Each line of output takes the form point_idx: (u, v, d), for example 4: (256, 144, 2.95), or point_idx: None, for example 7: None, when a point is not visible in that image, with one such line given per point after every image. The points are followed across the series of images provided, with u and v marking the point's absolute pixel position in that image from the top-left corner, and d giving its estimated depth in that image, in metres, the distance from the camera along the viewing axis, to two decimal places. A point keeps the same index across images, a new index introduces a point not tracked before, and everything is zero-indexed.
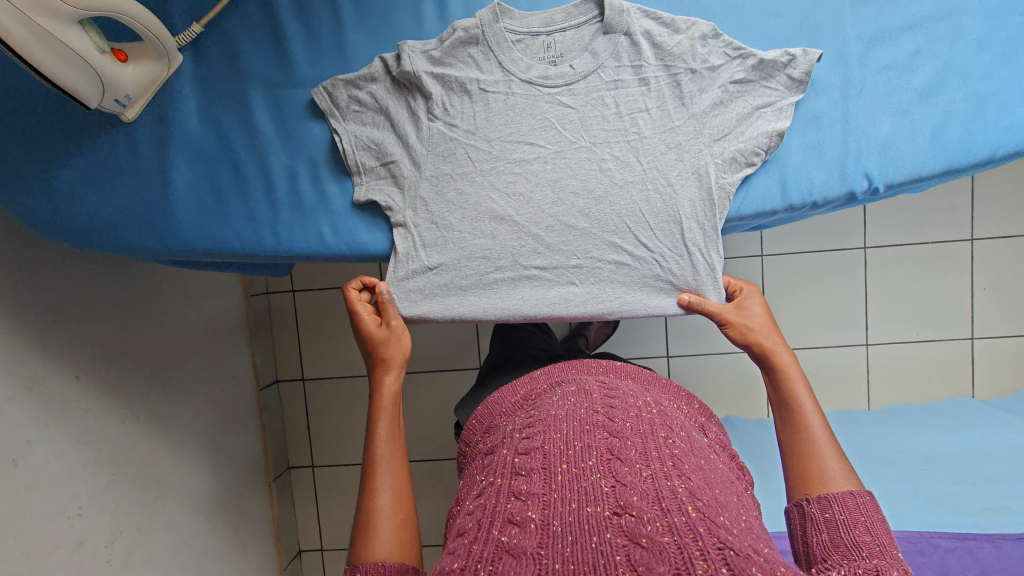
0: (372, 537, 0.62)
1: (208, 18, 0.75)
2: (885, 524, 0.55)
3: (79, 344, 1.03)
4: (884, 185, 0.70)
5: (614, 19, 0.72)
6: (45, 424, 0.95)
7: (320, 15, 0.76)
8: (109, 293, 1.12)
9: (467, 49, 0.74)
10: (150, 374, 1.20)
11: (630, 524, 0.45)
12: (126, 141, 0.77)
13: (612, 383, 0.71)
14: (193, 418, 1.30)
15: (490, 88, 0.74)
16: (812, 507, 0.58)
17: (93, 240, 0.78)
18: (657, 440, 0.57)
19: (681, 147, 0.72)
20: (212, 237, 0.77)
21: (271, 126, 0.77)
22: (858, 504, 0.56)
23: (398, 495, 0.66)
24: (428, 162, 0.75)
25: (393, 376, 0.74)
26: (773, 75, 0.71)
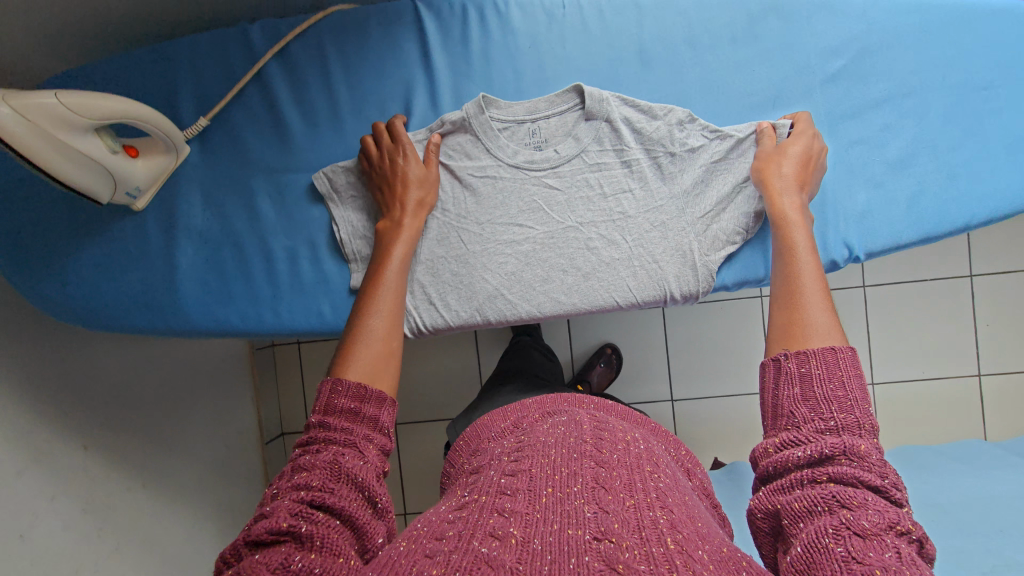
0: (353, 351, 0.58)
1: (214, 112, 0.79)
2: (861, 381, 0.49)
3: (84, 413, 1.05)
4: (864, 254, 0.73)
5: (595, 107, 0.74)
6: (52, 496, 0.97)
7: (318, 104, 0.80)
8: (112, 368, 1.13)
9: (456, 139, 0.77)
10: (157, 441, 1.20)
11: (609, 550, 0.41)
12: (136, 228, 0.81)
13: (604, 418, 0.67)
14: (199, 480, 1.30)
15: (481, 172, 0.77)
16: (789, 362, 0.52)
17: (104, 322, 0.81)
18: (643, 474, 0.53)
19: (666, 226, 0.75)
20: (217, 317, 0.80)
21: (272, 209, 0.81)
22: (838, 359, 0.50)
23: (391, 329, 0.62)
24: (423, 245, 0.78)
25: (411, 220, 0.73)
26: (749, 152, 0.74)
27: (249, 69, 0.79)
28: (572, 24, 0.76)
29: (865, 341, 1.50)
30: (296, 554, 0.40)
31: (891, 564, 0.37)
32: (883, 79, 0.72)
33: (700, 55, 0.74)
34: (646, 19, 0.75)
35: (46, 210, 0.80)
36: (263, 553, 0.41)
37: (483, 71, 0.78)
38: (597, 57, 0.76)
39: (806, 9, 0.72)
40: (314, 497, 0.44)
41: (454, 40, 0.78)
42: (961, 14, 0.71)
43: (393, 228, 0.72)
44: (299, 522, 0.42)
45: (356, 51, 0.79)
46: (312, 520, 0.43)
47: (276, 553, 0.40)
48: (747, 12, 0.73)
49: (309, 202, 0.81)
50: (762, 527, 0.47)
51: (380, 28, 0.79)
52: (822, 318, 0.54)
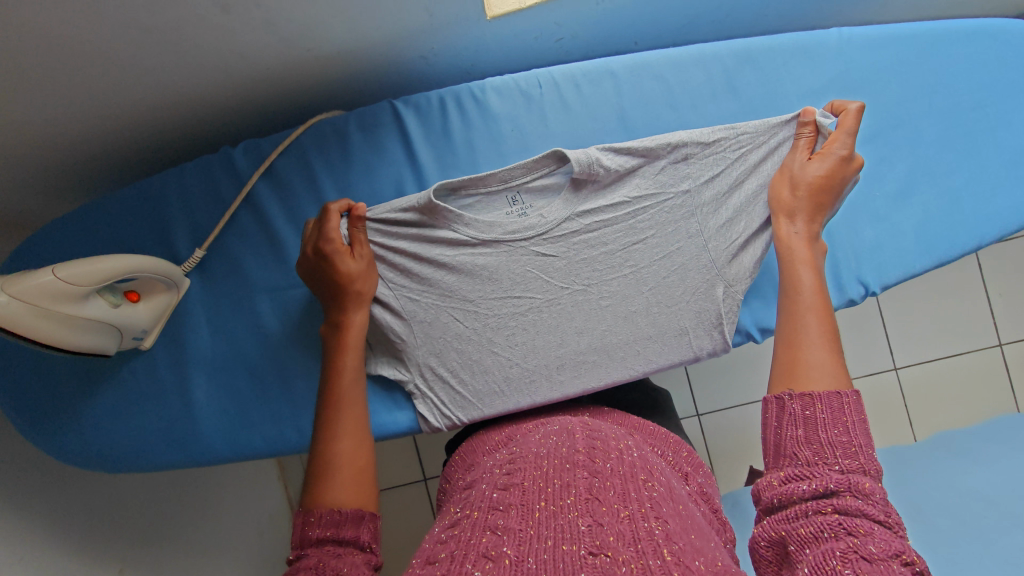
0: (327, 483, 0.61)
1: (209, 241, 0.79)
2: (864, 425, 0.50)
3: (111, 540, 1.03)
4: (880, 288, 0.72)
5: (582, 170, 0.70)
6: None
7: (310, 215, 0.79)
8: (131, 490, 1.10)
9: (429, 226, 0.74)
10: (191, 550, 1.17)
11: (606, 568, 0.39)
12: (146, 367, 0.80)
13: (597, 424, 0.62)
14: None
15: (457, 253, 0.74)
16: (793, 402, 0.52)
17: (127, 464, 0.80)
18: (637, 481, 0.49)
19: (686, 268, 0.73)
20: (239, 443, 0.79)
21: (279, 326, 0.80)
22: (842, 402, 0.51)
23: (359, 443, 0.65)
24: (419, 334, 0.75)
25: (357, 314, 0.73)
26: (754, 168, 0.71)
27: (238, 192, 0.79)
28: (552, 101, 0.76)
29: (883, 332, 1.48)
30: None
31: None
32: (871, 113, 0.72)
33: (684, 114, 0.74)
34: (625, 87, 0.75)
35: (56, 363, 0.80)
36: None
37: (469, 159, 0.77)
38: (581, 130, 0.76)
39: (782, 57, 0.73)
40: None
41: (437, 133, 0.77)
42: (933, 40, 0.72)
43: (341, 329, 0.72)
44: None
45: (340, 157, 0.78)
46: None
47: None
48: (724, 67, 0.74)
49: (315, 313, 0.80)
50: (767, 556, 0.47)
51: (361, 131, 0.78)
52: (823, 359, 0.57)
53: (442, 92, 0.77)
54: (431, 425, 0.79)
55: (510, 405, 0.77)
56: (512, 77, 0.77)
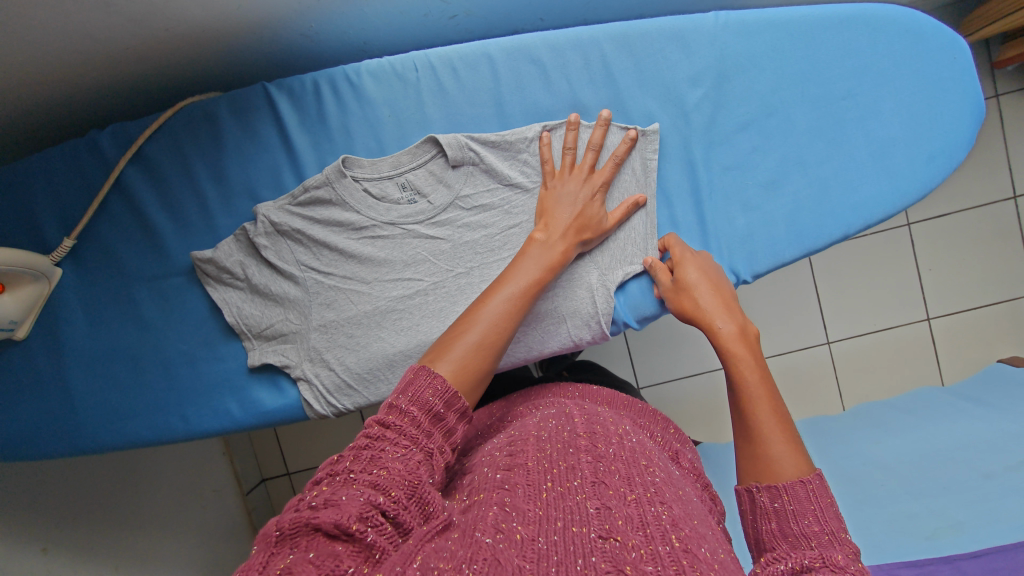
0: (448, 352, 0.54)
1: (78, 229, 0.76)
2: (834, 509, 0.48)
3: (42, 516, 1.04)
4: (751, 276, 0.73)
5: (458, 154, 0.73)
6: None
7: (186, 202, 0.77)
8: (72, 472, 1.10)
9: (323, 206, 0.75)
10: (127, 525, 1.19)
11: (615, 551, 0.40)
12: (21, 357, 0.79)
13: (592, 408, 0.66)
14: (184, 554, 1.29)
15: (353, 233, 0.76)
16: (762, 495, 0.51)
17: (9, 453, 0.79)
18: (641, 466, 0.51)
19: None
20: (123, 431, 0.79)
21: (158, 315, 0.79)
22: (809, 492, 0.49)
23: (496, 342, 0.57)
24: (313, 313, 0.76)
25: (569, 238, 0.66)
26: (629, 162, 0.72)
27: (106, 179, 0.76)
28: (429, 86, 0.74)
29: (816, 308, 1.51)
30: (352, 566, 0.37)
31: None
32: (744, 101, 0.71)
33: (560, 100, 0.73)
34: (501, 72, 0.73)
35: None
36: (315, 547, 0.37)
37: (346, 145, 0.75)
38: (458, 116, 0.74)
39: (657, 42, 0.71)
40: (387, 509, 0.41)
41: (312, 117, 0.75)
42: (809, 26, 0.71)
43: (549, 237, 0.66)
44: (367, 529, 0.39)
45: (213, 142, 0.76)
46: (377, 532, 0.40)
47: (328, 554, 0.37)
48: (600, 52, 0.72)
49: (196, 302, 0.79)
50: None
51: (233, 115, 0.76)
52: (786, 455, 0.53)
53: (317, 75, 0.75)
54: (317, 411, 0.78)
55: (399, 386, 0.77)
56: (388, 59, 0.74)
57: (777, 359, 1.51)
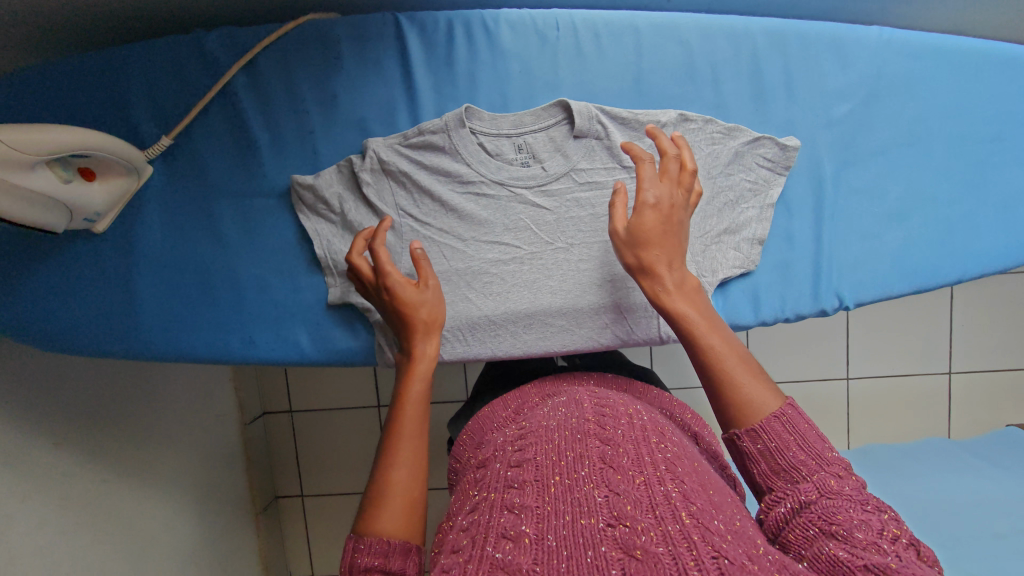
0: (377, 509, 0.57)
1: (176, 130, 0.73)
2: (813, 429, 0.49)
3: (56, 411, 1.00)
4: (854, 304, 0.72)
5: (585, 125, 0.70)
6: (20, 498, 0.91)
7: (291, 122, 0.74)
8: (85, 372, 1.08)
9: (434, 153, 0.73)
10: (128, 437, 1.16)
11: (625, 537, 0.40)
12: (90, 253, 0.74)
13: (603, 392, 0.65)
14: (176, 471, 1.27)
15: (459, 188, 0.73)
16: (744, 441, 0.50)
17: (60, 346, 0.75)
18: (649, 445, 0.50)
19: None
20: (185, 345, 0.76)
21: (242, 234, 0.76)
22: (787, 423, 0.49)
23: (411, 468, 0.59)
24: (403, 260, 0.74)
25: (431, 345, 0.68)
26: (753, 169, 0.71)
27: (213, 84, 0.72)
28: (567, 49, 0.70)
29: (843, 343, 1.50)
30: None
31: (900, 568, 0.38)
32: (888, 125, 0.70)
33: (700, 90, 0.70)
34: (645, 46, 0.70)
35: None
36: None
37: (468, 94, 0.72)
38: (590, 85, 0.71)
39: (813, 46, 0.69)
40: None
41: (439, 58, 0.72)
42: (965, 63, 0.70)
43: (410, 359, 0.67)
44: None
45: (331, 64, 0.72)
46: None
47: None
48: (753, 47, 0.69)
49: (282, 228, 0.76)
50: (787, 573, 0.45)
51: (357, 40, 0.72)
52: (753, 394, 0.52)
53: (453, 14, 0.71)
54: (387, 359, 0.76)
55: (479, 350, 0.76)
56: (530, 12, 0.71)
57: (796, 388, 1.51)
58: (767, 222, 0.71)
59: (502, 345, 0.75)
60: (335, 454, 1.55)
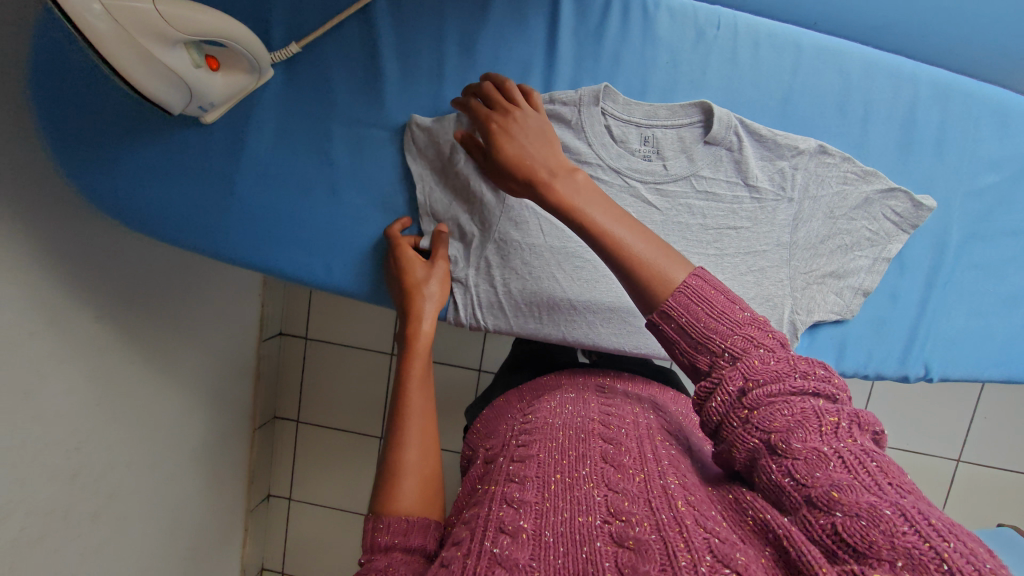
0: (394, 489, 0.56)
1: (308, 40, 0.70)
2: (716, 292, 0.49)
3: (105, 285, 0.97)
4: (939, 377, 0.71)
5: (721, 132, 0.67)
6: (61, 359, 0.90)
7: (423, 61, 0.72)
8: (137, 254, 1.03)
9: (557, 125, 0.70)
10: (161, 327, 1.13)
11: (620, 530, 0.42)
12: (199, 139, 0.74)
13: (613, 395, 0.68)
14: (195, 363, 1.25)
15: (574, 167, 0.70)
16: (664, 324, 0.51)
17: (146, 226, 0.76)
18: (653, 443, 0.54)
19: (763, 273, 0.70)
20: (267, 256, 0.77)
21: (347, 161, 0.75)
22: (691, 294, 0.50)
23: (422, 446, 0.60)
24: (498, 225, 0.74)
25: (430, 323, 0.70)
26: (877, 219, 0.69)
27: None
28: (722, 49, 0.68)
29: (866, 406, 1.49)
30: None
31: (843, 481, 0.38)
32: None
33: (847, 127, 0.68)
34: (804, 67, 0.67)
35: (107, 99, 0.72)
36: None
37: (608, 73, 0.70)
38: (735, 92, 0.68)
39: (979, 110, 0.68)
40: None
41: (588, 28, 0.69)
42: None
43: (411, 340, 0.67)
44: None
45: (479, 10, 0.70)
46: None
47: None
48: (916, 94, 0.67)
49: (387, 165, 0.76)
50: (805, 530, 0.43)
51: None
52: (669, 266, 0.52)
53: None
54: (458, 318, 0.77)
55: (551, 330, 0.76)
56: (695, 4, 0.68)
57: None
58: (876, 275, 0.70)
59: (574, 331, 0.76)
60: (340, 390, 1.59)
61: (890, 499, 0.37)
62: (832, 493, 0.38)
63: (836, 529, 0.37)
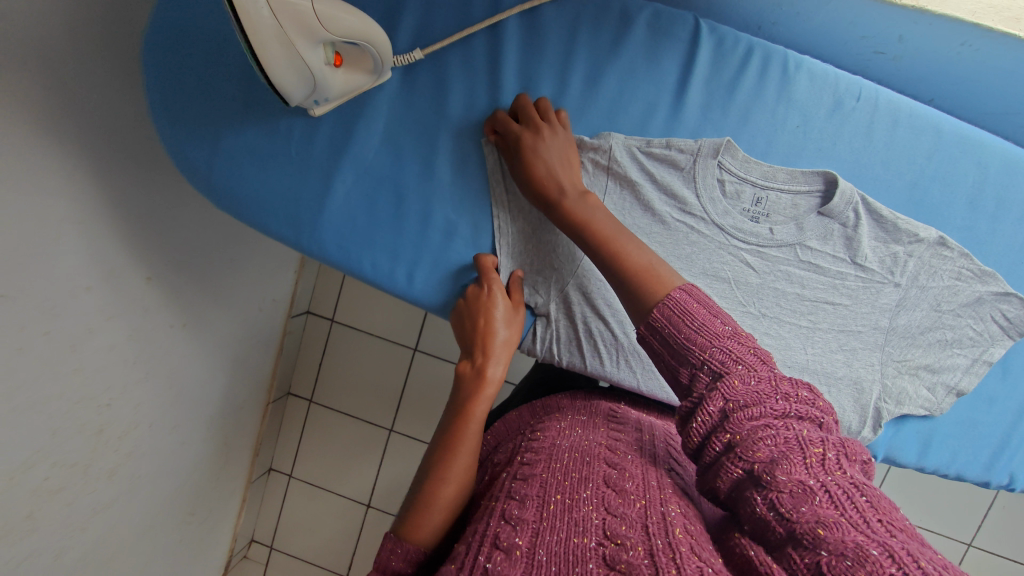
0: (419, 517, 0.55)
1: (434, 48, 0.69)
2: (704, 304, 0.50)
3: (163, 246, 0.95)
4: (1020, 490, 0.70)
5: (839, 207, 0.65)
6: (109, 316, 0.88)
7: (545, 85, 0.70)
8: (197, 220, 1.01)
9: (668, 171, 0.68)
10: (206, 292, 1.11)
11: (613, 552, 0.41)
12: (303, 129, 0.73)
13: (623, 415, 0.67)
14: (227, 332, 1.23)
15: (680, 218, 0.68)
16: (652, 336, 0.52)
17: (233, 206, 0.74)
18: (658, 472, 0.52)
19: (855, 354, 0.67)
20: (347, 255, 0.75)
21: (447, 173, 0.74)
22: (680, 304, 0.50)
23: (463, 487, 0.57)
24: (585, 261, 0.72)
25: (500, 369, 0.67)
26: (984, 320, 0.67)
27: (490, 16, 0.69)
28: (858, 121, 0.66)
29: None
30: None
31: (828, 517, 0.36)
32: None
33: (975, 221, 0.66)
34: (938, 155, 0.66)
35: (221, 74, 0.71)
36: None
37: (734, 128, 0.68)
38: (863, 168, 0.66)
39: None
40: None
41: (722, 80, 0.68)
42: None
43: (480, 381, 0.65)
44: None
45: (612, 43, 0.68)
46: None
47: None
48: None
49: (485, 183, 0.74)
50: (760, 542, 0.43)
51: (649, 30, 0.68)
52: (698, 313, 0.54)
53: (755, 42, 0.68)
54: (532, 347, 0.76)
55: (625, 375, 0.74)
56: (835, 72, 0.67)
57: None
58: (973, 376, 0.68)
59: (648, 380, 0.73)
60: (360, 380, 1.56)
61: (877, 539, 0.34)
62: (818, 530, 0.36)
63: (821, 567, 0.35)
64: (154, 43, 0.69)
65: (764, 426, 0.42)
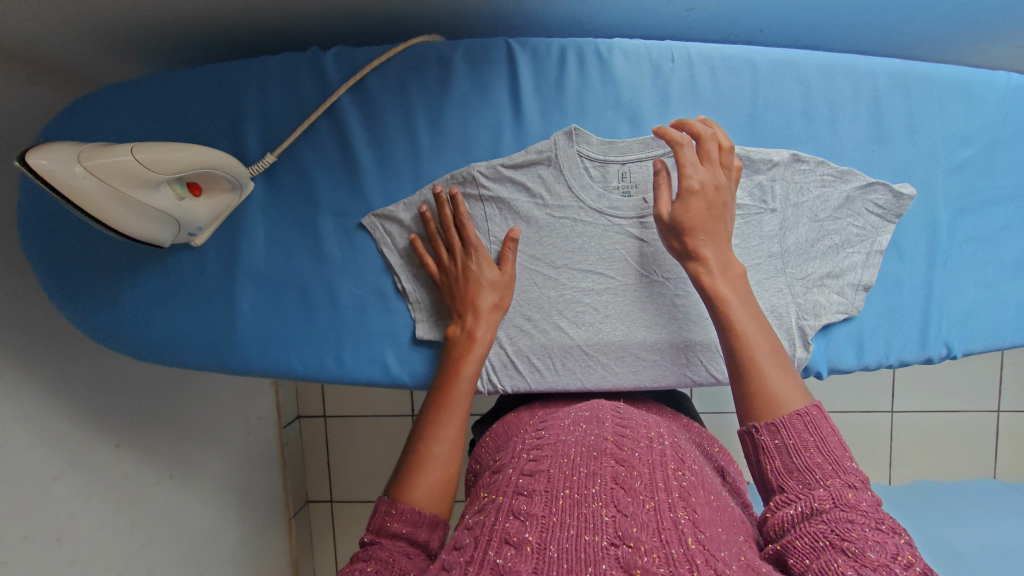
0: (415, 478, 0.59)
1: (282, 148, 0.73)
2: (830, 424, 0.52)
3: (119, 411, 0.96)
4: (961, 353, 0.72)
5: None
6: (88, 496, 0.88)
7: (396, 145, 0.73)
8: (143, 373, 1.02)
9: (536, 172, 0.72)
10: (182, 434, 1.11)
11: (627, 556, 0.39)
12: (192, 262, 0.75)
13: (629, 410, 0.61)
14: (219, 466, 1.22)
15: (563, 214, 0.73)
16: (762, 434, 0.53)
17: (154, 353, 0.76)
18: (667, 471, 0.48)
19: (762, 286, 0.69)
20: (274, 359, 0.77)
21: (339, 253, 0.76)
22: (807, 423, 0.52)
23: (454, 448, 0.62)
24: None
25: (482, 333, 0.70)
26: (862, 215, 0.71)
27: (322, 102, 0.72)
28: (680, 80, 0.70)
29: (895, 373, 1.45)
30: None
31: None
32: (1009, 176, 0.73)
33: (817, 130, 0.70)
34: (762, 82, 0.70)
35: (96, 239, 0.73)
36: None
37: (576, 121, 0.72)
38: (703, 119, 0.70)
39: (938, 91, 0.71)
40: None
41: (550, 85, 0.72)
42: None
43: (461, 342, 0.70)
44: None
45: (440, 86, 0.72)
46: None
47: None
48: (877, 86, 0.70)
49: (376, 250, 0.76)
50: None
51: (467, 64, 0.71)
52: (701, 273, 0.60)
53: (566, 42, 0.71)
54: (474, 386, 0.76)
55: (570, 379, 0.75)
56: (645, 43, 0.71)
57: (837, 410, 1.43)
58: (873, 268, 0.70)
59: (592, 375, 0.75)
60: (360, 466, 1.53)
61: None
62: None
63: None
64: (25, 235, 0.71)
65: (859, 526, 0.44)
